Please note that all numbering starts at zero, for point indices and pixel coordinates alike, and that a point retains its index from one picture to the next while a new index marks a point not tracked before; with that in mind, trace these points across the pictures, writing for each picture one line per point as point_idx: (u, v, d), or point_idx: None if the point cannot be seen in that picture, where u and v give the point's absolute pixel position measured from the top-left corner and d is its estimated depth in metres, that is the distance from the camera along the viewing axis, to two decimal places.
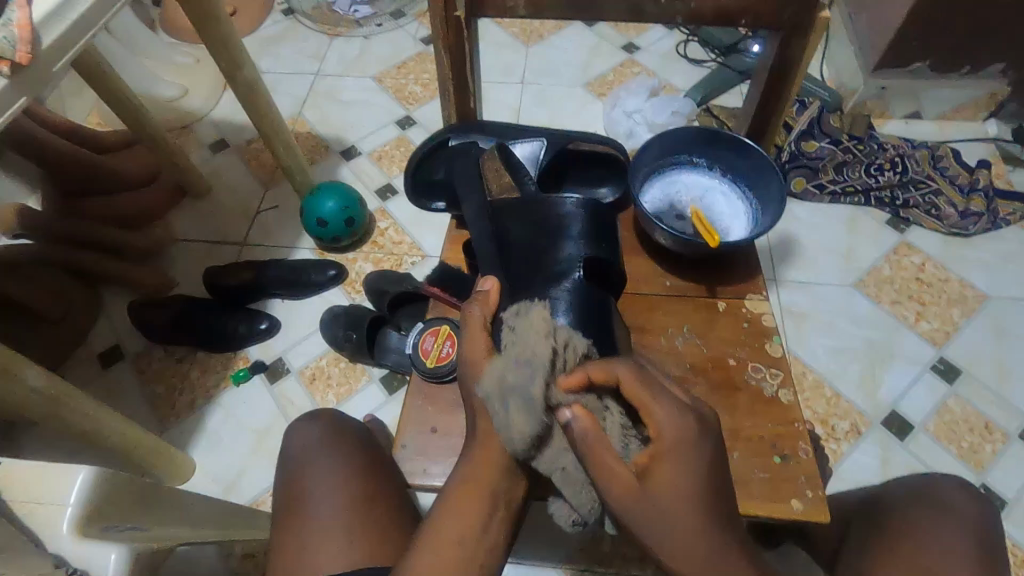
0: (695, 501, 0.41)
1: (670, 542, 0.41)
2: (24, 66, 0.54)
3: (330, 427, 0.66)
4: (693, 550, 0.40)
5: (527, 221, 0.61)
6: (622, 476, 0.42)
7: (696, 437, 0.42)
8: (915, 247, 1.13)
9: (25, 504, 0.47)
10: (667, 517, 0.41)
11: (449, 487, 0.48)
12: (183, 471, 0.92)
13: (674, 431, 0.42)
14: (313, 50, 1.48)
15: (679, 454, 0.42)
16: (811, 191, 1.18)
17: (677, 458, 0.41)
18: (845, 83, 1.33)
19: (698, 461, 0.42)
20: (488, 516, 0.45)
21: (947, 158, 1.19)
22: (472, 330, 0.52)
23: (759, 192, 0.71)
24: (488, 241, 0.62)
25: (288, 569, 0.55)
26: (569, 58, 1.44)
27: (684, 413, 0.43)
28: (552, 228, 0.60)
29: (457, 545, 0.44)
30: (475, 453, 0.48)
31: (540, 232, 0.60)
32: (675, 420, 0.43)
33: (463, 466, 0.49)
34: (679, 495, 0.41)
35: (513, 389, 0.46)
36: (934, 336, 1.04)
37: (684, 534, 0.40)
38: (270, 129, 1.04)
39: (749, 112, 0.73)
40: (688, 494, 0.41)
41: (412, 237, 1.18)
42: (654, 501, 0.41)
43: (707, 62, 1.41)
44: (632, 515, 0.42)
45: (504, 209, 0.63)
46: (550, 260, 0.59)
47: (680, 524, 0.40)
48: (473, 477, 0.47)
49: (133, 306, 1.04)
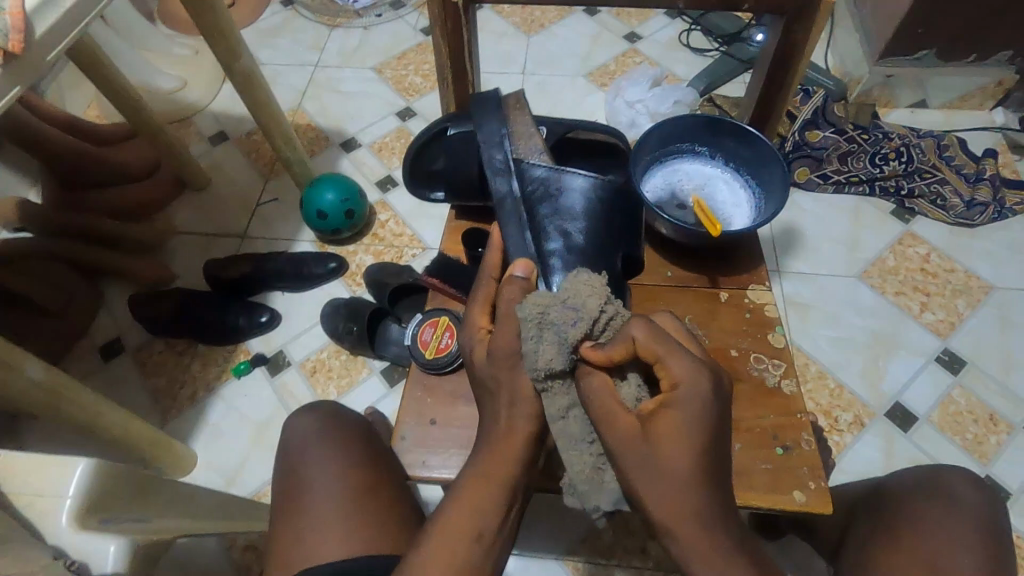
0: (699, 454, 0.40)
1: (661, 487, 0.40)
2: (18, 56, 0.54)
3: (330, 417, 0.65)
4: (676, 499, 0.39)
5: (549, 201, 0.60)
6: (625, 424, 0.42)
7: (707, 392, 0.41)
8: (919, 237, 1.12)
9: (25, 496, 0.47)
10: (660, 462, 0.40)
11: (461, 480, 0.47)
12: (184, 463, 0.92)
13: (687, 383, 0.42)
14: (313, 42, 1.47)
15: (686, 403, 0.41)
16: (815, 182, 1.17)
17: (688, 409, 0.41)
18: (850, 71, 1.31)
19: (705, 417, 0.41)
20: (502, 512, 0.45)
21: (953, 147, 1.18)
22: (505, 321, 0.49)
23: (761, 181, 0.70)
24: (512, 211, 0.60)
25: (286, 560, 0.55)
26: (570, 48, 1.43)
27: (699, 366, 0.42)
28: (580, 210, 0.60)
29: (469, 536, 0.44)
30: (496, 439, 0.48)
31: (568, 214, 0.60)
32: (691, 374, 0.42)
33: (477, 458, 0.48)
34: (680, 448, 0.40)
35: (550, 346, 0.47)
36: (938, 327, 1.03)
37: (677, 484, 0.39)
38: (269, 120, 1.03)
39: (752, 99, 0.72)
40: (689, 444, 0.40)
41: (413, 229, 1.17)
42: (653, 449, 0.40)
43: (710, 51, 1.40)
44: (624, 456, 0.42)
45: (536, 178, 0.60)
46: (575, 244, 0.60)
47: (671, 469, 0.40)
48: (490, 470, 0.46)
49: (134, 299, 1.04)
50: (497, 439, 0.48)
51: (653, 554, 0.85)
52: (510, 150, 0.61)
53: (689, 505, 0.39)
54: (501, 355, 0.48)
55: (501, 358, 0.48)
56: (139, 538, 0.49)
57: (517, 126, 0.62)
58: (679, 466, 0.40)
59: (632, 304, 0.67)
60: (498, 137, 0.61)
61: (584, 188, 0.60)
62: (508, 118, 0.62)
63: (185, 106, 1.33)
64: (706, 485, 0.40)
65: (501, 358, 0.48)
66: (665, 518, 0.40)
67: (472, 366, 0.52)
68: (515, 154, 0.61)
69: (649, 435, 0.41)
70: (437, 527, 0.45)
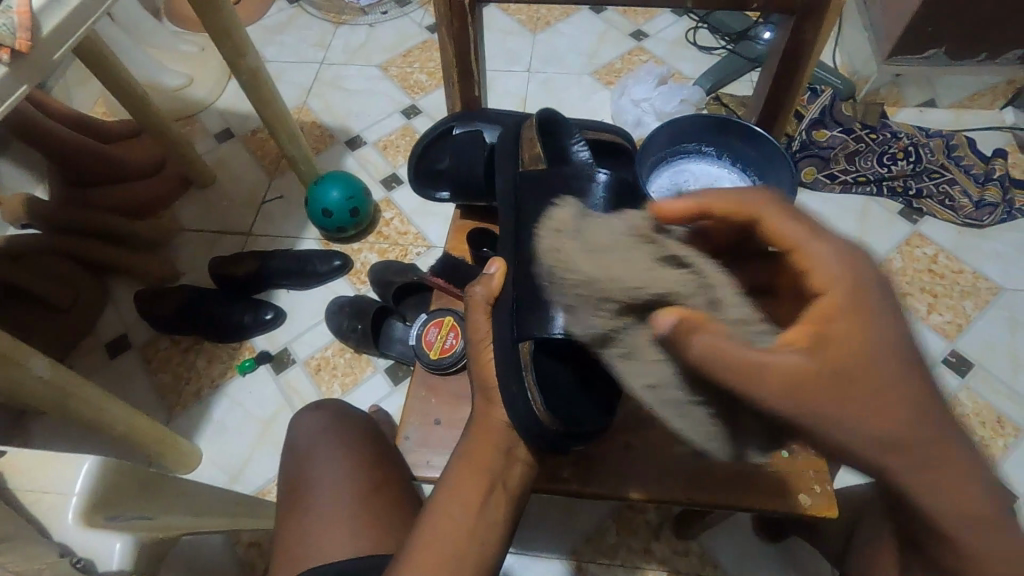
0: (909, 377, 0.34)
1: (856, 419, 0.33)
2: (25, 54, 0.54)
3: (335, 416, 0.65)
4: (903, 409, 0.34)
5: (547, 197, 0.55)
6: (772, 372, 0.32)
7: (865, 287, 0.36)
8: (927, 238, 1.11)
9: (31, 493, 0.48)
10: (855, 377, 0.33)
11: (450, 469, 0.50)
12: (189, 460, 0.92)
13: (837, 271, 0.36)
14: (318, 39, 1.47)
15: (859, 295, 0.35)
16: (821, 180, 1.16)
17: (864, 315, 0.35)
18: (858, 70, 1.30)
19: (887, 330, 0.35)
20: (484, 501, 0.47)
21: (962, 147, 1.17)
22: (474, 314, 0.53)
23: (769, 181, 0.70)
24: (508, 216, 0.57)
25: (290, 558, 0.55)
26: (576, 46, 1.42)
27: (841, 251, 0.37)
28: (571, 205, 0.54)
29: (453, 528, 0.46)
30: (473, 434, 0.50)
31: (559, 208, 0.54)
32: (838, 258, 0.37)
33: (461, 449, 0.50)
34: (859, 351, 0.34)
35: (590, 262, 0.40)
36: (945, 329, 1.02)
37: (891, 397, 0.33)
38: (274, 118, 1.03)
39: (760, 97, 0.71)
40: (881, 347, 0.34)
41: (417, 227, 1.17)
42: (851, 367, 0.33)
43: (717, 49, 1.39)
44: (806, 409, 0.33)
45: (529, 180, 0.57)
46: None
47: (883, 386, 0.33)
48: (472, 457, 0.49)
49: (139, 295, 1.05)
50: (476, 433, 0.50)
51: (656, 554, 0.85)
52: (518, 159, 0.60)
53: (917, 421, 0.34)
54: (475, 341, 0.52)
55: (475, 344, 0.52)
56: (144, 537, 0.49)
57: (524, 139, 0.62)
58: (889, 377, 0.34)
59: None
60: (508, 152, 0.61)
61: (577, 183, 0.54)
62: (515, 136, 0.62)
63: (191, 103, 1.33)
64: (915, 389, 0.34)
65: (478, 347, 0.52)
66: (862, 445, 0.34)
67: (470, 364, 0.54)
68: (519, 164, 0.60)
69: (833, 355, 0.33)
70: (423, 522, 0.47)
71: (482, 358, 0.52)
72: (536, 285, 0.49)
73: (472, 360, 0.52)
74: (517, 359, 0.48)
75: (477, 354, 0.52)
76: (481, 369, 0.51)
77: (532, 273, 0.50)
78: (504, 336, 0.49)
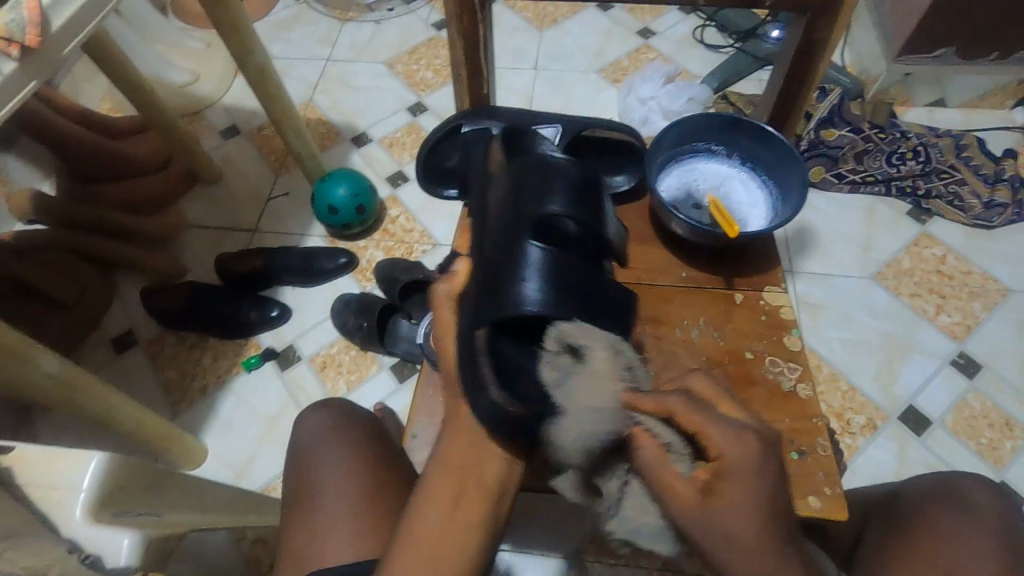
0: (758, 508, 0.39)
1: (750, 552, 0.39)
2: (35, 50, 0.54)
3: (342, 415, 0.65)
4: (753, 568, 0.39)
5: (508, 181, 0.56)
6: (684, 497, 0.42)
7: (758, 451, 0.41)
8: (936, 239, 1.11)
9: (40, 488, 0.48)
10: (741, 524, 0.39)
11: (430, 467, 0.47)
12: (194, 456, 0.92)
13: (734, 443, 0.41)
14: (324, 35, 1.46)
15: (724, 466, 0.41)
16: (830, 180, 1.16)
17: (741, 481, 0.40)
18: (867, 68, 1.29)
19: (763, 483, 0.40)
20: (465, 508, 0.44)
21: (972, 147, 1.15)
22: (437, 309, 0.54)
23: (779, 181, 0.70)
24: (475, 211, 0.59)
25: (298, 558, 0.55)
26: (583, 43, 1.42)
27: (737, 430, 0.42)
28: (524, 180, 0.55)
29: (431, 535, 0.43)
30: (452, 441, 0.47)
31: (514, 185, 0.55)
32: (741, 435, 0.42)
33: (442, 447, 0.48)
34: (740, 509, 0.39)
35: (578, 422, 0.47)
36: (954, 330, 1.02)
37: (732, 543, 0.39)
38: (281, 114, 1.03)
39: (770, 96, 0.70)
40: (751, 496, 0.40)
41: (423, 225, 1.17)
42: (715, 512, 0.40)
43: (725, 48, 1.38)
44: (698, 530, 0.41)
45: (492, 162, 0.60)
46: (522, 215, 0.54)
47: (726, 533, 0.39)
48: (456, 455, 0.46)
49: (145, 292, 1.05)
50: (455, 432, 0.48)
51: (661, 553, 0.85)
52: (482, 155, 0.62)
53: (747, 566, 0.39)
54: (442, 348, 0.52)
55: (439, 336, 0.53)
56: (151, 532, 0.49)
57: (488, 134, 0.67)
58: (714, 522, 0.40)
59: (643, 304, 0.66)
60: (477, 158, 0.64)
61: (535, 165, 0.56)
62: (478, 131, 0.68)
63: (197, 99, 1.34)
64: (777, 542, 0.39)
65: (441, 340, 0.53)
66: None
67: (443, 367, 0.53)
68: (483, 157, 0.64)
69: (717, 501, 0.40)
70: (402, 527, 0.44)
71: (446, 351, 0.52)
72: (495, 264, 0.52)
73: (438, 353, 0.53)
74: (473, 345, 0.49)
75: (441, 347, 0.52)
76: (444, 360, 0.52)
77: (492, 255, 0.53)
78: (463, 325, 0.51)
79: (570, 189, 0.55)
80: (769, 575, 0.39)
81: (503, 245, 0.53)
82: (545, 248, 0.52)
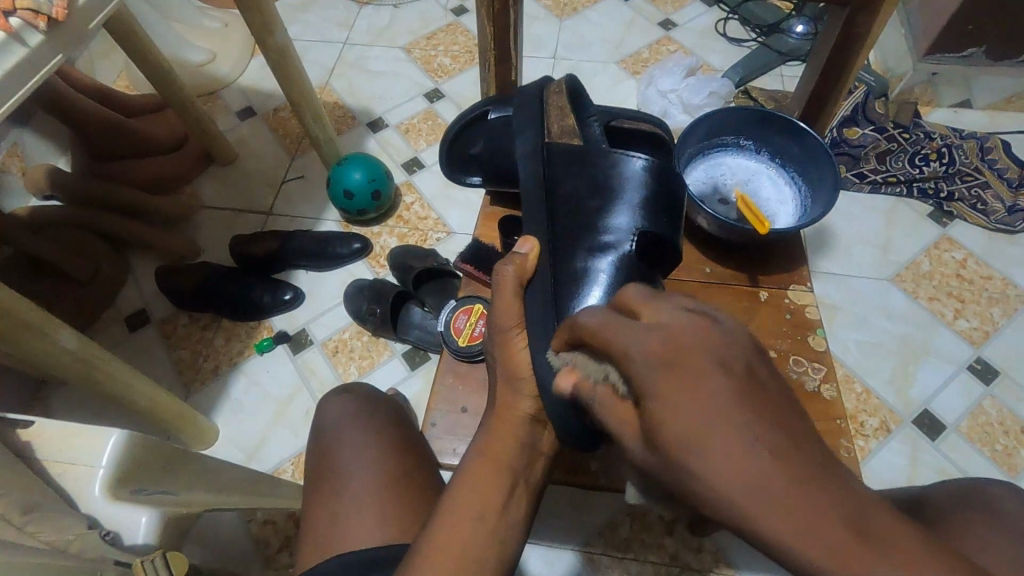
0: (709, 422, 0.27)
1: (777, 506, 0.24)
2: (61, 23, 0.53)
3: (361, 399, 0.66)
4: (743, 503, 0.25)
5: (584, 180, 0.59)
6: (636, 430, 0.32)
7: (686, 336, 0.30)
8: (956, 242, 1.09)
9: (60, 465, 0.48)
10: (741, 466, 0.25)
11: (466, 461, 0.47)
12: (206, 437, 0.93)
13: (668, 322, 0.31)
14: (342, 19, 1.45)
15: (662, 373, 0.29)
16: (851, 179, 1.14)
17: (668, 384, 0.29)
18: (891, 67, 1.27)
19: (697, 382, 0.28)
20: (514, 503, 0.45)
21: (997, 150, 1.13)
22: (503, 297, 0.53)
23: (809, 178, 0.69)
24: (537, 187, 0.60)
25: (317, 541, 0.55)
26: (603, 34, 1.40)
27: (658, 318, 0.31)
28: (603, 190, 0.58)
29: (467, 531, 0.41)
30: (494, 434, 0.48)
31: (590, 191, 0.59)
32: (671, 321, 0.31)
33: (477, 443, 0.48)
34: (687, 424, 0.27)
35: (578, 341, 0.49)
36: (971, 335, 1.01)
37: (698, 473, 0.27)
38: (300, 97, 1.02)
39: (803, 94, 0.71)
40: (687, 408, 0.28)
41: (438, 213, 1.16)
42: (691, 464, 0.27)
43: (747, 42, 1.36)
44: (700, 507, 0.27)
45: (560, 155, 0.60)
46: (601, 225, 0.58)
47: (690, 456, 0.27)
48: (491, 452, 0.46)
49: (159, 272, 1.05)
50: (498, 428, 0.48)
51: (669, 549, 0.85)
52: (544, 127, 0.62)
53: (761, 495, 0.25)
54: (500, 334, 0.52)
55: (500, 331, 0.52)
56: (170, 512, 0.49)
57: (552, 107, 0.62)
58: (703, 484, 0.27)
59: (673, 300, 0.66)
60: (529, 122, 0.62)
61: (617, 172, 0.59)
62: (540, 101, 0.62)
63: (214, 79, 1.33)
64: (800, 460, 0.25)
65: (506, 333, 0.52)
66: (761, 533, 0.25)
67: (495, 364, 0.53)
68: (548, 136, 0.61)
69: (681, 452, 0.28)
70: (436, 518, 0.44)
71: (509, 348, 0.52)
72: (573, 270, 0.56)
73: (497, 347, 0.53)
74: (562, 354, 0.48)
75: (505, 341, 0.52)
76: (510, 357, 0.52)
77: (567, 259, 0.56)
78: (545, 331, 0.51)
79: (646, 204, 0.58)
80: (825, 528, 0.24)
81: (583, 251, 0.57)
82: (627, 261, 0.56)
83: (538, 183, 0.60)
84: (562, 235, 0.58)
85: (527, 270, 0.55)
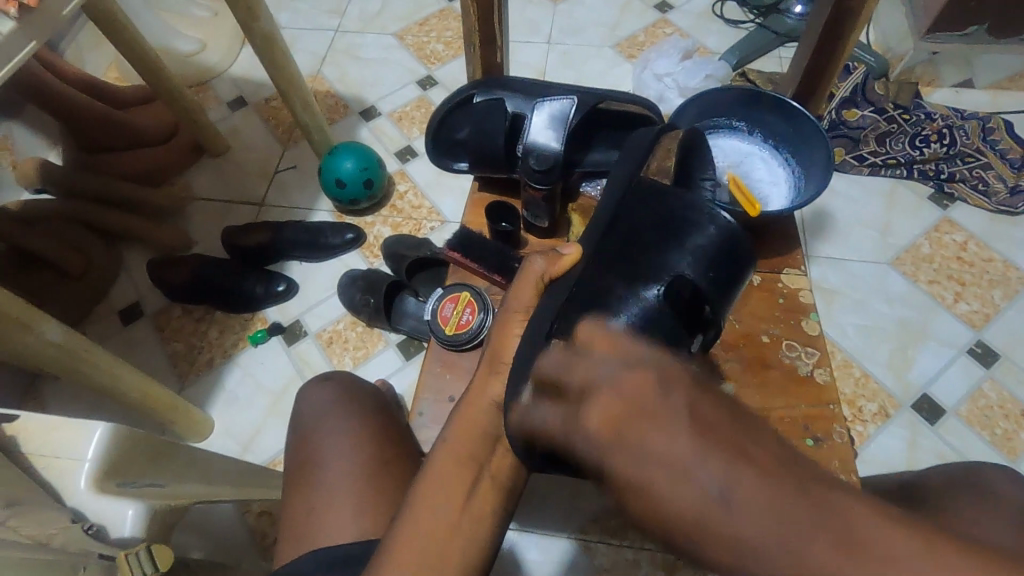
0: (662, 474, 0.32)
1: (754, 545, 0.30)
2: (33, 9, 0.52)
3: (341, 388, 0.65)
4: (723, 534, 0.31)
5: (655, 218, 0.58)
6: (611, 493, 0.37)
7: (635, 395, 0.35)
8: (957, 224, 1.08)
9: (44, 458, 0.48)
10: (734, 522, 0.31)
11: (436, 456, 0.46)
12: (201, 429, 0.93)
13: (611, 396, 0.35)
14: (333, 6, 1.43)
15: (617, 453, 0.34)
16: (849, 163, 1.12)
17: (630, 455, 0.34)
18: (892, 48, 1.24)
19: (653, 442, 0.33)
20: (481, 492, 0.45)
21: (999, 130, 1.12)
22: (522, 285, 0.52)
23: (802, 159, 0.68)
24: (607, 209, 0.59)
25: (296, 535, 0.56)
26: (597, 16, 1.37)
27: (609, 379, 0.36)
28: (672, 233, 0.58)
29: (439, 522, 0.42)
30: (466, 418, 0.47)
31: (657, 230, 0.58)
32: (617, 382, 0.36)
33: (447, 434, 0.47)
34: (647, 482, 0.33)
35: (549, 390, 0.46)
36: (972, 318, 0.99)
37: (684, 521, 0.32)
38: (289, 85, 1.01)
39: (797, 72, 0.70)
40: (647, 474, 0.33)
41: (431, 201, 1.15)
42: (677, 526, 0.32)
43: (745, 23, 1.34)
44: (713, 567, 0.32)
45: (645, 191, 0.60)
46: (657, 267, 0.56)
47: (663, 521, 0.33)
48: (462, 442, 0.45)
49: (151, 264, 1.04)
50: (468, 416, 0.47)
51: None
52: (644, 163, 0.62)
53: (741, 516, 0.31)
54: (507, 314, 0.51)
55: (508, 313, 0.51)
56: (158, 504, 0.49)
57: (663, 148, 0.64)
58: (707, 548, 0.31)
59: None
60: (637, 153, 0.62)
61: (690, 219, 0.58)
62: (657, 135, 0.63)
63: (204, 69, 1.31)
64: (769, 487, 0.31)
65: (512, 313, 0.51)
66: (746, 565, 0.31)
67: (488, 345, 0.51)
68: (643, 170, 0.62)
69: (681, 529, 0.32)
70: (410, 511, 0.43)
71: (506, 329, 0.50)
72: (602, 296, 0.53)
73: (496, 326, 0.51)
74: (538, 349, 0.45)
75: (506, 319, 0.51)
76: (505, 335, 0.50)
77: (597, 288, 0.53)
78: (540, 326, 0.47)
79: (703, 254, 0.57)
80: (804, 550, 0.29)
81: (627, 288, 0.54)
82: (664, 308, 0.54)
83: (611, 207, 0.59)
84: (614, 263, 0.56)
85: (555, 270, 0.52)
